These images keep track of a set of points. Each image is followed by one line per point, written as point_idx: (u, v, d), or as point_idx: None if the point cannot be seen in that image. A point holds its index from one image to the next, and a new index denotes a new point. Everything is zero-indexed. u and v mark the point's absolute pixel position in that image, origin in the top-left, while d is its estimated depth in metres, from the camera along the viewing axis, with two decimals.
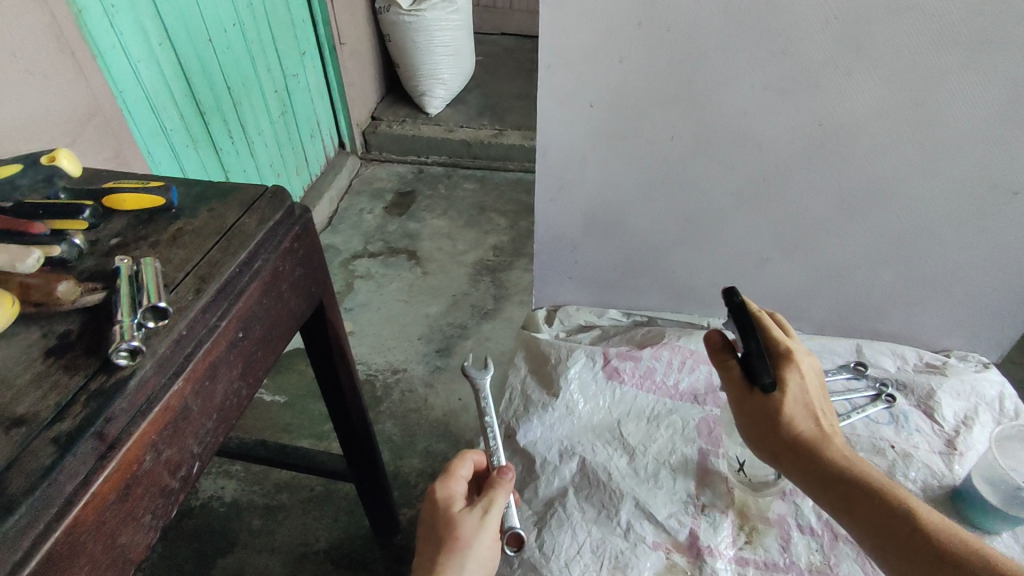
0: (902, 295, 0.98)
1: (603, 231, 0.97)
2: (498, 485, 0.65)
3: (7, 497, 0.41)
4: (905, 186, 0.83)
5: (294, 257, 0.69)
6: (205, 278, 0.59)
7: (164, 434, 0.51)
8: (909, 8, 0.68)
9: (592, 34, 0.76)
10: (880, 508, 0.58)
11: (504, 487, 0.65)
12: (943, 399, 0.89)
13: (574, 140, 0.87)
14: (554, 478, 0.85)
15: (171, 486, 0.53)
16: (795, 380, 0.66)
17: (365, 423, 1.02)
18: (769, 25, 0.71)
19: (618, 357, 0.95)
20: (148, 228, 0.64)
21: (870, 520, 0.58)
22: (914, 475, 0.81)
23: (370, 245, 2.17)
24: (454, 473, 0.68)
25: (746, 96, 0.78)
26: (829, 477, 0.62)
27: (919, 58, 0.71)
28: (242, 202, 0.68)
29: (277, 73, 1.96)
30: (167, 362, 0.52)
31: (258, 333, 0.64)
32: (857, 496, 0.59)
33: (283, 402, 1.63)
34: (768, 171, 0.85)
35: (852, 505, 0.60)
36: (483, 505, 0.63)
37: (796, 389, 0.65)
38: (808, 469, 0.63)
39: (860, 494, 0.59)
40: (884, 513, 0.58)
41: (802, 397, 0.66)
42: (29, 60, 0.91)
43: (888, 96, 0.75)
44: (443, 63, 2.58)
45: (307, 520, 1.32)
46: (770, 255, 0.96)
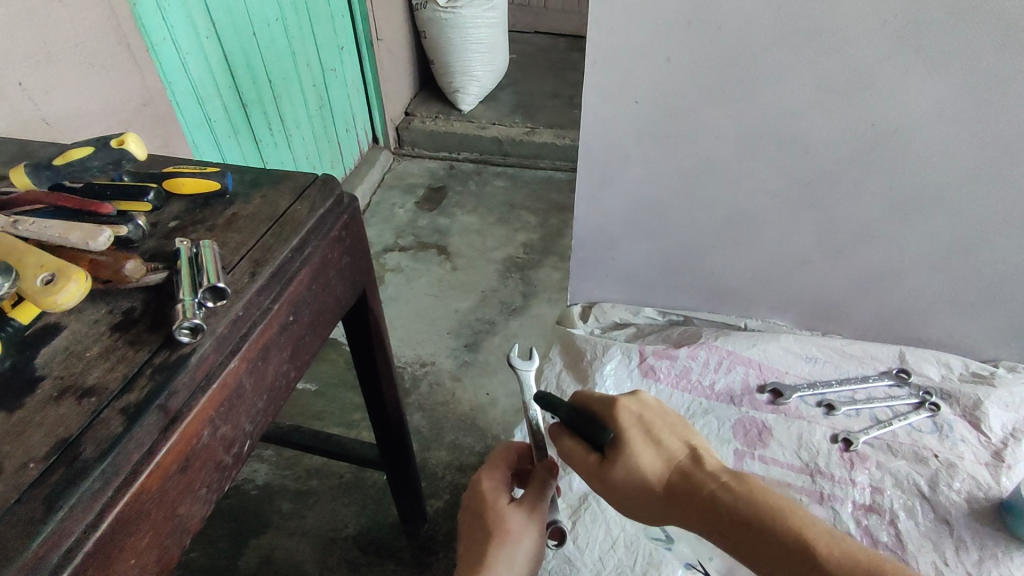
0: (949, 303, 0.95)
1: (642, 229, 0.97)
2: (543, 481, 0.66)
3: (81, 463, 0.43)
4: (959, 190, 0.82)
5: (342, 245, 0.70)
6: (260, 262, 0.60)
7: (220, 411, 0.53)
8: (971, 7, 0.66)
9: (641, 31, 0.76)
10: (772, 546, 0.47)
11: (550, 483, 0.66)
12: (990, 410, 0.87)
13: (617, 137, 0.87)
14: None
15: (224, 461, 0.55)
16: (640, 420, 0.56)
17: (399, 412, 1.04)
18: (823, 23, 0.71)
19: (655, 355, 0.95)
20: (205, 212, 0.66)
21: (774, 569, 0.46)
22: (958, 485, 0.79)
23: (402, 239, 2.20)
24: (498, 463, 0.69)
25: (795, 95, 0.77)
26: (712, 522, 0.50)
27: (980, 58, 0.69)
28: (294, 189, 0.70)
29: (316, 68, 1.99)
30: (225, 341, 0.54)
31: (307, 318, 0.65)
32: (746, 539, 0.48)
33: (314, 390, 1.66)
34: (815, 172, 0.84)
35: (749, 552, 0.48)
36: (529, 503, 0.64)
37: (634, 431, 0.55)
38: (695, 525, 0.51)
39: (749, 534, 0.48)
40: (781, 553, 0.46)
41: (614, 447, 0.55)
42: (92, 50, 0.94)
43: (945, 98, 0.73)
44: (478, 60, 2.59)
45: (336, 506, 1.34)
46: (813, 257, 0.94)
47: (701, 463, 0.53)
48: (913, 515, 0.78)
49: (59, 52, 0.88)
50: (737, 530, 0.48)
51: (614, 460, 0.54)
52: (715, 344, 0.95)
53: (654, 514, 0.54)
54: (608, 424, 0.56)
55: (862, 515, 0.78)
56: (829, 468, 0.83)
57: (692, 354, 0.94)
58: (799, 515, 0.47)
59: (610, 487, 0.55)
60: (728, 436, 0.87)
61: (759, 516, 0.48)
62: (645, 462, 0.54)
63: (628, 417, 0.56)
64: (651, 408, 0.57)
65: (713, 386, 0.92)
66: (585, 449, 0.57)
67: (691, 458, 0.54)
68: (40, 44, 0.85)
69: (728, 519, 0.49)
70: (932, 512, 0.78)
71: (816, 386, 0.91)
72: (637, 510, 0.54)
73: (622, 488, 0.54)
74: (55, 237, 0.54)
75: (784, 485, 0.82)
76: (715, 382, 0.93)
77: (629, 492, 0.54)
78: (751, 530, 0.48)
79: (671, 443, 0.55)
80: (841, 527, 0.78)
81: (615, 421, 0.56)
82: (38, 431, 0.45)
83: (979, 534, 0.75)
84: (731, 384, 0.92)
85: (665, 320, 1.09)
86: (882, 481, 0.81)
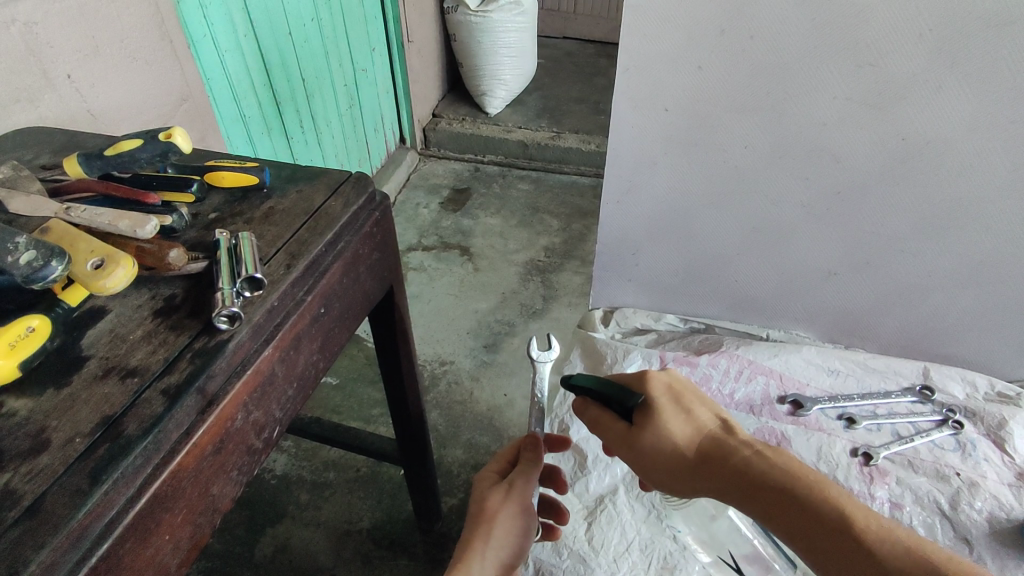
0: (980, 322, 0.94)
1: (667, 234, 0.97)
2: (525, 463, 0.67)
3: (125, 438, 0.45)
4: (991, 208, 0.81)
5: (372, 241, 0.72)
6: (295, 255, 0.62)
7: (253, 396, 0.55)
8: (1007, 22, 0.66)
9: (674, 39, 0.77)
10: (806, 513, 0.48)
11: (533, 465, 0.67)
12: (1016, 430, 0.86)
13: (645, 144, 0.88)
14: (605, 475, 0.87)
15: (255, 445, 0.57)
16: (674, 394, 0.58)
17: (418, 408, 1.05)
18: (857, 35, 0.71)
19: (675, 362, 0.94)
20: (243, 205, 0.68)
21: (801, 535, 0.48)
22: (980, 505, 0.78)
23: (425, 239, 2.23)
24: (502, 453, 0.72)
25: (825, 107, 0.78)
26: (743, 488, 0.51)
27: (1017, 74, 0.69)
28: (328, 185, 0.72)
29: (348, 68, 2.04)
30: (260, 330, 0.56)
31: (337, 310, 0.67)
32: (779, 504, 0.49)
33: (334, 384, 1.69)
34: (843, 184, 0.84)
35: (781, 519, 0.49)
36: (506, 483, 0.66)
37: (665, 399, 0.57)
38: (724, 491, 0.52)
39: (783, 500, 0.49)
40: (815, 519, 0.47)
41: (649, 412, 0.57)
42: (138, 45, 0.98)
43: (980, 115, 0.73)
44: (506, 64, 2.62)
45: (352, 499, 1.36)
46: (838, 270, 0.93)
47: (731, 433, 0.55)
48: (932, 533, 0.78)
49: (107, 46, 0.91)
50: (770, 496, 0.50)
51: (644, 426, 0.56)
52: (736, 353, 0.94)
53: (682, 482, 0.55)
54: (639, 393, 0.58)
55: None
56: (848, 482, 0.82)
57: (712, 362, 0.94)
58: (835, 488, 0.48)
59: (638, 454, 0.56)
60: None
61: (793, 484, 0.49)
62: (676, 429, 0.55)
63: (659, 386, 0.58)
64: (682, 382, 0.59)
65: (732, 395, 0.92)
66: (613, 417, 0.59)
67: (721, 427, 0.56)
68: (90, 37, 0.88)
69: (759, 484, 0.50)
70: (952, 530, 0.78)
71: (837, 399, 0.91)
72: (664, 478, 0.55)
73: (652, 454, 0.55)
74: (105, 223, 0.56)
75: None
76: (735, 391, 0.92)
77: (660, 459, 0.55)
78: (785, 496, 0.49)
79: (701, 413, 0.57)
80: None
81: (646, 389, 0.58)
82: (84, 407, 0.47)
83: (1000, 555, 0.74)
84: (750, 394, 0.92)
85: (686, 327, 1.07)
86: (901, 497, 0.80)
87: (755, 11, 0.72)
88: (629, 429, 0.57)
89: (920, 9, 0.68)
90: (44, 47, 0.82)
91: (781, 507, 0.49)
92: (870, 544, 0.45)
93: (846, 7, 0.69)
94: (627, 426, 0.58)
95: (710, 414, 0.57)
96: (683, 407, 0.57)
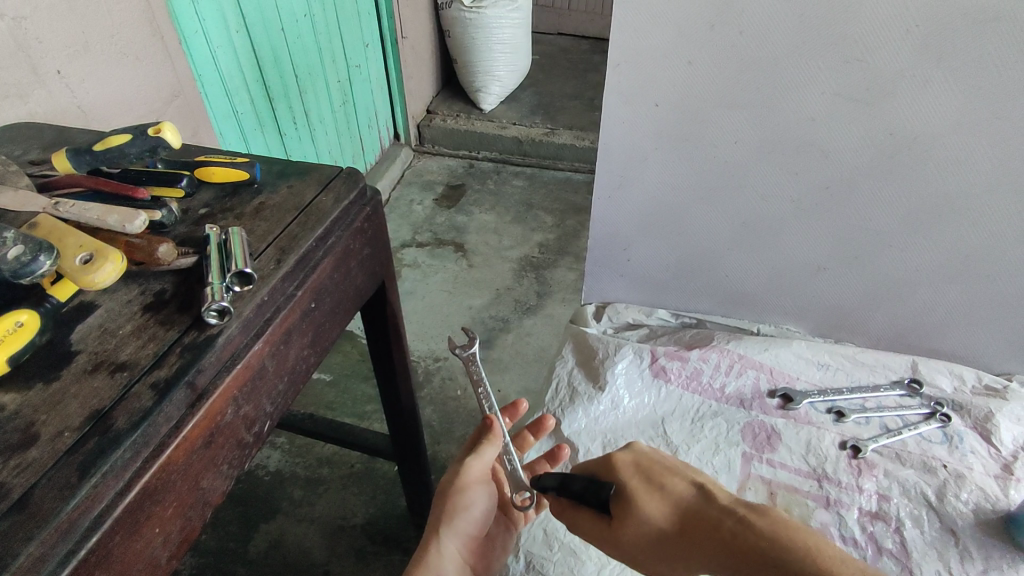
0: (970, 318, 0.94)
1: (657, 231, 0.98)
2: (478, 443, 0.71)
3: (114, 432, 0.45)
4: (978, 203, 0.81)
5: (364, 236, 0.73)
6: (285, 249, 0.62)
7: (243, 391, 0.55)
8: (992, 19, 0.67)
9: (664, 35, 0.77)
10: None
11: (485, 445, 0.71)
12: (1002, 423, 0.87)
13: (635, 140, 0.88)
14: None
15: (246, 439, 0.57)
16: (646, 472, 0.56)
17: (411, 404, 1.06)
18: (845, 32, 0.71)
19: (666, 356, 0.93)
20: (234, 201, 0.68)
21: None
22: (966, 497, 0.79)
23: (419, 235, 2.23)
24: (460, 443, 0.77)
25: (814, 103, 0.78)
26: (726, 563, 0.48)
27: (1002, 70, 0.70)
28: (319, 181, 0.72)
29: (341, 64, 2.03)
30: (250, 324, 0.56)
31: (328, 306, 0.67)
32: None
33: (328, 380, 1.69)
34: (832, 180, 0.84)
35: None
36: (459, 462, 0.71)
37: (634, 481, 0.56)
38: (712, 569, 0.49)
39: (770, 574, 0.45)
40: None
41: (621, 504, 0.55)
42: (128, 40, 0.97)
43: (966, 110, 0.74)
44: (500, 60, 2.61)
45: (346, 495, 1.36)
46: (828, 264, 0.94)
47: (709, 501, 0.51)
48: (919, 525, 0.78)
49: (97, 42, 0.91)
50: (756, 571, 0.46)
51: (620, 517, 0.55)
52: (727, 348, 0.94)
53: (674, 562, 0.53)
54: (610, 482, 0.57)
55: (868, 522, 0.78)
56: (836, 475, 0.83)
57: (703, 356, 0.93)
58: (824, 549, 0.44)
59: (627, 547, 0.55)
60: (736, 438, 0.87)
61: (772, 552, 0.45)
62: (650, 510, 0.53)
63: (625, 468, 0.57)
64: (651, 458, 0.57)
65: (723, 389, 0.92)
66: (596, 514, 0.58)
67: (698, 494, 0.53)
68: (80, 32, 0.88)
69: (740, 557, 0.47)
70: (938, 521, 0.78)
71: (827, 393, 0.92)
72: (660, 565, 0.53)
73: (637, 545, 0.54)
74: (94, 219, 0.56)
75: (791, 489, 0.82)
76: (726, 385, 0.92)
77: (643, 545, 0.53)
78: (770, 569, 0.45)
79: (675, 485, 0.54)
80: (846, 532, 0.78)
81: (614, 476, 0.57)
82: (74, 401, 0.47)
83: (985, 546, 0.75)
84: (741, 388, 0.92)
85: (678, 322, 1.05)
86: (889, 490, 0.81)
87: (744, 6, 0.73)
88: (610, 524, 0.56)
89: (907, 4, 0.68)
90: (33, 42, 0.81)
91: None
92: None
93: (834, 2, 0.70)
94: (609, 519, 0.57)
95: (687, 481, 0.54)
96: (656, 481, 0.55)
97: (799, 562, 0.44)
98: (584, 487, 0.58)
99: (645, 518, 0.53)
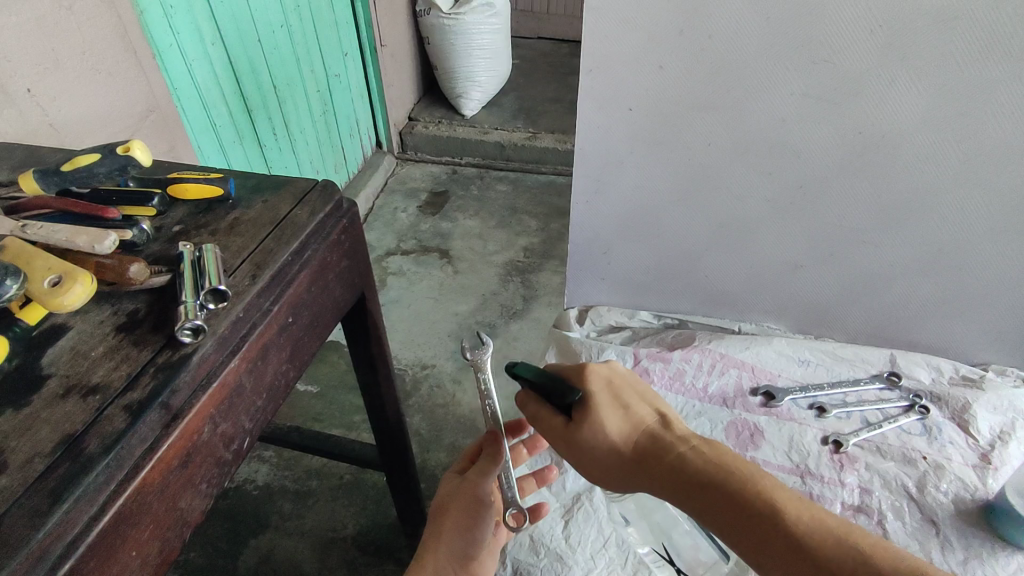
0: (945, 310, 0.95)
1: (635, 233, 0.98)
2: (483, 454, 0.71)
3: (85, 457, 0.45)
4: (946, 197, 0.83)
5: (341, 248, 0.73)
6: (261, 265, 0.62)
7: (220, 409, 0.55)
8: (953, 18, 0.68)
9: (635, 40, 0.78)
10: (739, 509, 0.47)
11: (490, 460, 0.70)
12: (979, 413, 0.89)
13: (611, 144, 0.89)
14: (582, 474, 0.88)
15: (224, 457, 0.56)
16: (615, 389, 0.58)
17: (398, 413, 1.06)
18: (812, 33, 0.73)
19: (648, 358, 0.94)
20: (208, 217, 0.68)
21: (736, 531, 0.47)
22: (945, 487, 0.80)
23: (404, 243, 2.23)
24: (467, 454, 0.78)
25: (785, 103, 0.79)
26: (675, 484, 0.51)
27: (964, 68, 0.71)
28: (295, 194, 0.72)
29: (321, 74, 2.03)
30: (225, 341, 0.56)
31: (306, 319, 0.67)
32: (711, 504, 0.48)
33: (316, 392, 1.69)
34: (805, 178, 0.85)
35: (713, 516, 0.48)
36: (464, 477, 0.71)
37: (603, 395, 0.57)
38: (658, 489, 0.52)
39: (716, 496, 0.48)
40: (745, 515, 0.47)
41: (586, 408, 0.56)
42: (100, 57, 0.97)
43: (932, 106, 0.75)
44: (480, 66, 2.62)
45: (336, 506, 1.36)
46: (804, 262, 0.95)
47: (669, 429, 0.54)
48: (900, 516, 0.79)
49: (69, 60, 0.90)
50: (703, 493, 0.49)
51: (580, 422, 0.56)
52: (708, 348, 0.95)
53: (616, 474, 0.55)
54: (578, 387, 0.58)
55: (851, 516, 0.79)
56: (819, 470, 0.83)
57: (685, 356, 0.94)
58: (768, 481, 0.48)
59: (576, 449, 0.56)
60: (720, 437, 0.87)
61: (727, 480, 0.48)
62: (612, 424, 0.55)
63: (598, 383, 0.58)
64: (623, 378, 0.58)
65: (706, 389, 0.93)
66: (553, 413, 0.58)
67: (660, 423, 0.55)
68: (51, 51, 0.87)
69: (693, 481, 0.50)
70: (919, 512, 0.79)
71: (807, 389, 0.93)
72: (602, 474, 0.55)
73: (590, 450, 0.55)
74: (63, 241, 0.56)
75: None
76: (708, 384, 0.93)
77: (594, 451, 0.55)
78: (718, 492, 0.48)
79: (638, 409, 0.56)
80: None
81: (584, 384, 0.57)
82: (45, 426, 0.47)
83: (966, 535, 0.76)
84: (723, 387, 0.93)
85: (660, 323, 1.06)
86: (871, 482, 0.82)
87: (712, 10, 0.74)
88: (566, 424, 0.57)
89: (871, 6, 0.69)
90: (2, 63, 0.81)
91: (713, 503, 0.48)
92: (800, 536, 0.45)
93: (799, 5, 0.71)
94: (565, 422, 0.57)
95: (650, 410, 0.57)
96: (622, 402, 0.57)
97: (747, 489, 0.47)
98: (551, 383, 0.58)
99: (605, 426, 0.55)
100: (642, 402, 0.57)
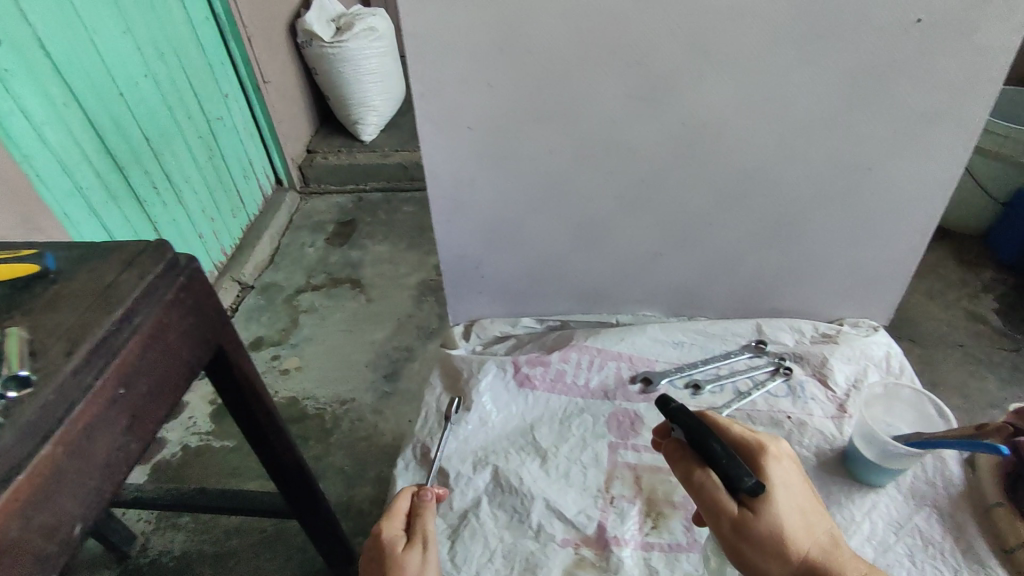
0: (799, 277, 1.00)
1: (501, 245, 0.99)
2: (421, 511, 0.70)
3: None
4: (771, 174, 0.87)
5: (182, 307, 0.71)
6: (77, 340, 0.60)
7: (33, 501, 0.52)
8: (740, 12, 0.73)
9: (457, 61, 0.80)
10: None
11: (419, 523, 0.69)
12: (836, 365, 0.95)
13: (459, 163, 0.90)
14: (467, 489, 0.83)
15: (47, 550, 0.53)
16: (782, 476, 0.62)
17: (297, 458, 1.03)
18: (619, 38, 0.76)
19: (528, 364, 0.95)
20: (26, 296, 0.65)
21: None
22: (807, 442, 0.86)
23: (314, 279, 2.19)
24: (396, 512, 0.71)
25: (610, 106, 0.83)
26: None
27: (760, 56, 0.76)
28: (124, 259, 0.70)
29: (200, 121, 1.97)
30: (34, 428, 0.54)
31: (144, 387, 0.65)
32: None
33: (232, 446, 1.63)
34: (645, 173, 0.89)
35: None
36: (421, 539, 0.67)
37: (785, 497, 0.60)
38: None
39: None
40: None
41: (773, 498, 0.60)
42: None
43: (740, 94, 0.80)
44: (372, 90, 2.61)
45: (260, 562, 1.32)
46: (661, 250, 0.98)
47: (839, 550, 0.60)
48: None
49: None
50: None
51: (756, 515, 0.59)
52: (586, 344, 0.97)
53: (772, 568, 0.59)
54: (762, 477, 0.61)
55: None
56: None
57: (563, 357, 0.96)
58: None
59: (742, 535, 0.59)
60: (603, 430, 0.90)
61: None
62: (790, 529, 0.59)
63: (775, 479, 0.61)
64: (793, 467, 0.63)
65: (588, 385, 0.95)
66: (724, 491, 0.60)
67: (828, 540, 0.61)
68: None
69: None
70: None
71: (682, 368, 0.96)
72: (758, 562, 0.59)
73: (756, 532, 0.59)
74: None
75: (656, 469, 0.85)
76: (590, 380, 0.95)
77: (764, 544, 0.59)
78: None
79: (817, 521, 0.61)
80: None
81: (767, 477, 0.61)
82: None
83: (827, 486, 0.81)
84: (604, 380, 0.96)
85: (544, 326, 1.07)
86: None
87: (525, 26, 0.76)
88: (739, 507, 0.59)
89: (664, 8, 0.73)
90: None
91: None
92: None
93: (599, 12, 0.74)
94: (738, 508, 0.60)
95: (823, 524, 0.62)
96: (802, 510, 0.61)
97: None
98: (730, 461, 0.58)
99: (786, 526, 0.59)
100: (817, 512, 0.62)
